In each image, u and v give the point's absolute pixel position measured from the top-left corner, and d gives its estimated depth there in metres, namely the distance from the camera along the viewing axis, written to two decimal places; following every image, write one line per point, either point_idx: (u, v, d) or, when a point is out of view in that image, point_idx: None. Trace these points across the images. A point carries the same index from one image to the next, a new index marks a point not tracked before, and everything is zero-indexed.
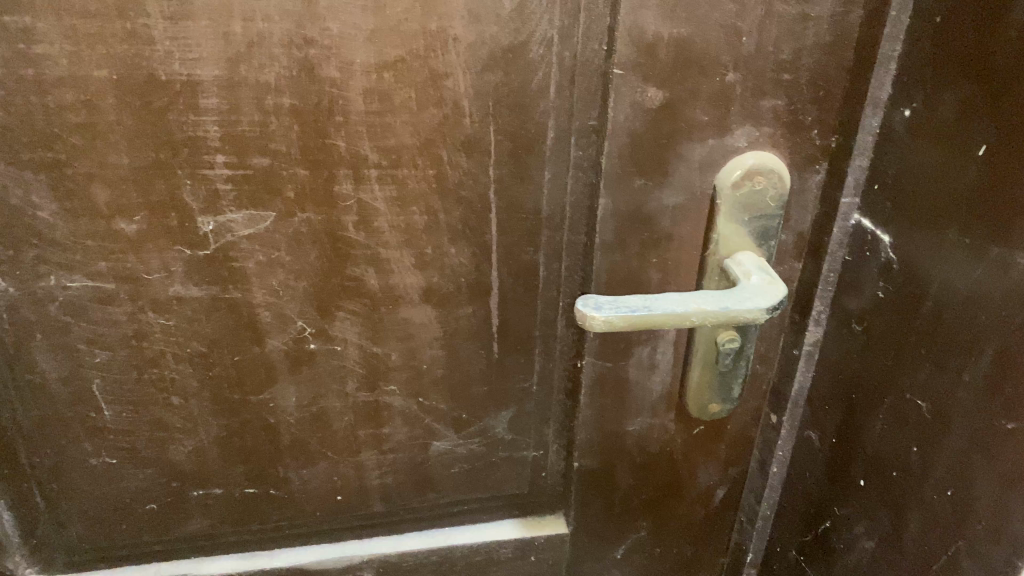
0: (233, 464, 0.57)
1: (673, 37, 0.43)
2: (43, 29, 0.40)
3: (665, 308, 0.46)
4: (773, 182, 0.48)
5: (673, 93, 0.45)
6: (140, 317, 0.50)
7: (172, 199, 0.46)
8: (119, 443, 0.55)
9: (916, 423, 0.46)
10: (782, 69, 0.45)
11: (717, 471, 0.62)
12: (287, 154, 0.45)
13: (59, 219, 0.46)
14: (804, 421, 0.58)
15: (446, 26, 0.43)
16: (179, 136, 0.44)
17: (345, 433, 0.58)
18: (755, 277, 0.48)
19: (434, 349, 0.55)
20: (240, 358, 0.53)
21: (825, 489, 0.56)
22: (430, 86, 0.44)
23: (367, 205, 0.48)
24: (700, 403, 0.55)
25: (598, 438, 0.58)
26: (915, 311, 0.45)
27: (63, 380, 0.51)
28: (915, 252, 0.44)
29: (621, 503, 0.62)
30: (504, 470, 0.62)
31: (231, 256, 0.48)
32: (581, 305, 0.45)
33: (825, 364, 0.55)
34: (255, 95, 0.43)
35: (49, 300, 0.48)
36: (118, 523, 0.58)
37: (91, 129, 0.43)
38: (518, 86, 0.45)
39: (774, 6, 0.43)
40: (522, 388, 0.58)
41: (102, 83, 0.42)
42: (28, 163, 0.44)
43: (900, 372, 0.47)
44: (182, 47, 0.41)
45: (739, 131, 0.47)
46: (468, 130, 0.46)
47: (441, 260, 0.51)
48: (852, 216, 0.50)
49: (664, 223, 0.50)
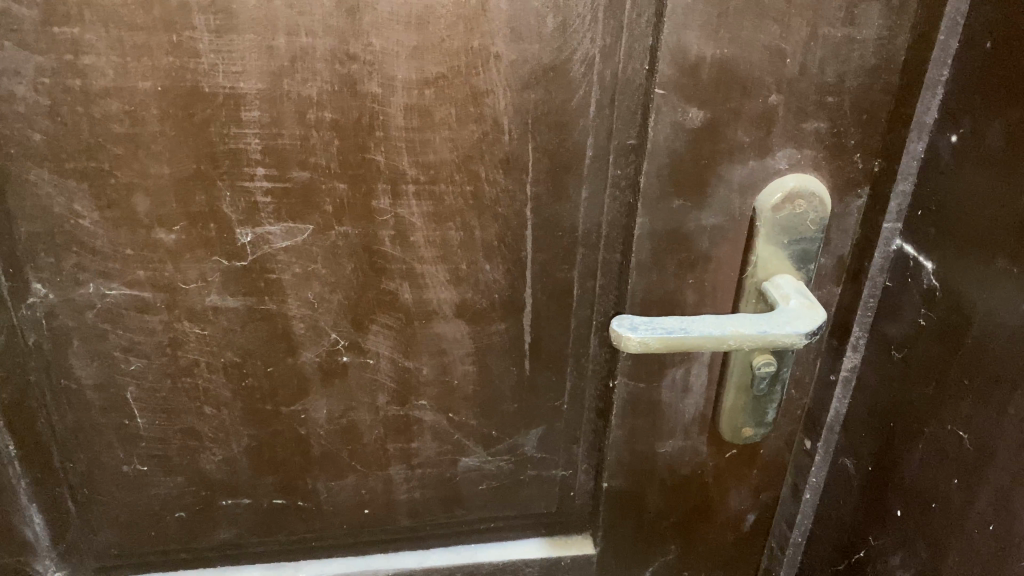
0: (262, 475, 0.57)
1: (717, 57, 0.43)
2: (91, 40, 0.40)
3: (702, 330, 0.45)
4: (813, 206, 0.47)
5: (715, 113, 0.45)
6: (175, 326, 0.50)
7: (212, 209, 0.46)
8: (151, 451, 0.55)
9: (957, 455, 0.45)
10: (826, 92, 0.44)
11: (748, 496, 0.61)
12: (327, 168, 0.45)
13: (100, 227, 0.46)
14: (840, 448, 0.57)
15: (488, 43, 0.43)
16: (220, 148, 0.44)
17: (375, 447, 0.57)
18: (794, 300, 0.47)
19: (466, 365, 0.54)
20: (273, 369, 0.53)
21: (860, 518, 0.55)
22: (470, 103, 0.44)
23: (404, 220, 0.48)
24: (734, 426, 0.55)
25: (628, 459, 0.58)
26: (959, 341, 0.44)
27: (99, 386, 0.52)
28: (960, 282, 0.44)
29: (650, 526, 0.61)
30: (532, 489, 0.62)
31: (268, 267, 0.49)
32: (616, 326, 0.45)
33: (863, 390, 0.54)
34: (296, 109, 0.43)
35: (88, 307, 0.49)
36: (148, 529, 0.59)
37: (135, 140, 0.43)
38: (559, 104, 0.45)
39: (819, 28, 0.42)
40: (553, 407, 0.57)
41: (146, 94, 0.42)
42: (71, 171, 0.44)
43: (941, 402, 0.46)
44: (227, 60, 0.42)
45: (781, 153, 0.46)
46: (507, 147, 0.46)
47: (475, 276, 0.51)
48: (894, 241, 0.49)
49: (702, 243, 0.49)
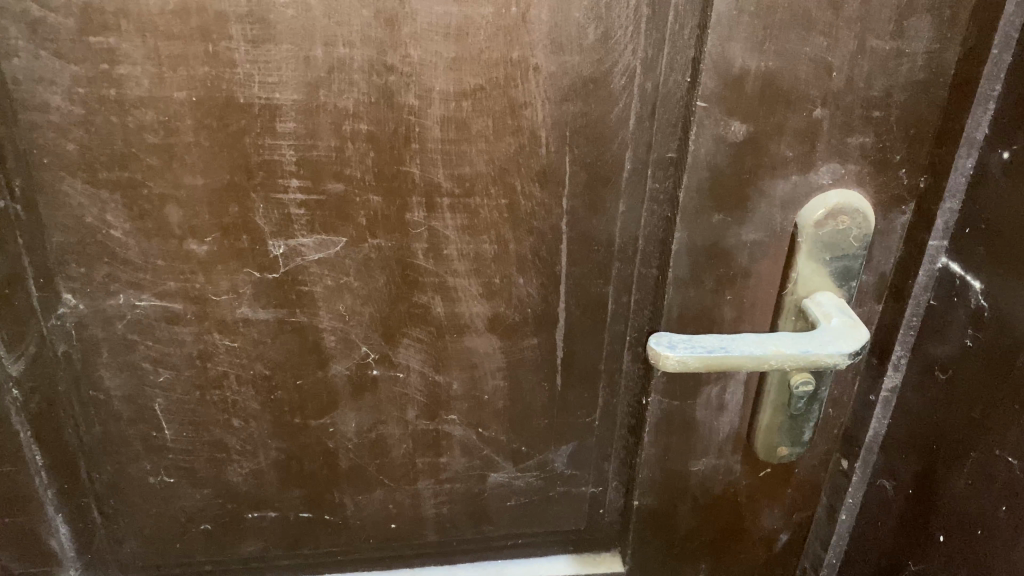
0: (289, 488, 0.57)
1: (762, 70, 0.42)
2: (127, 50, 0.40)
3: (743, 350, 0.44)
4: (857, 222, 0.46)
5: (758, 127, 0.43)
6: (205, 338, 0.49)
7: (245, 221, 0.45)
8: (178, 463, 0.54)
9: (1006, 480, 0.44)
10: (872, 106, 0.43)
11: (782, 516, 0.60)
12: (362, 180, 0.45)
13: (132, 238, 0.45)
14: (878, 469, 0.56)
15: (528, 55, 0.42)
16: (255, 159, 0.43)
17: (403, 461, 0.57)
18: (835, 318, 0.46)
19: (497, 380, 0.53)
20: (303, 382, 0.52)
21: (899, 542, 0.54)
22: (508, 116, 0.44)
23: (438, 233, 0.47)
24: (769, 444, 0.53)
25: (661, 477, 0.57)
26: (1009, 364, 0.43)
27: (128, 398, 0.51)
28: (1010, 302, 0.42)
29: (681, 544, 0.60)
30: (561, 506, 0.61)
31: (300, 280, 0.48)
32: (654, 344, 0.44)
33: (903, 411, 0.52)
34: (331, 121, 0.43)
35: (118, 317, 0.48)
36: (173, 541, 0.58)
37: (169, 150, 0.43)
38: (598, 116, 0.44)
39: (867, 40, 0.41)
40: (585, 424, 0.56)
41: (181, 104, 0.42)
42: (104, 182, 0.43)
43: (989, 427, 0.45)
44: (263, 71, 0.41)
45: (824, 168, 0.45)
46: (545, 159, 0.45)
47: (509, 290, 0.50)
48: (939, 260, 0.48)
49: (741, 259, 0.48)
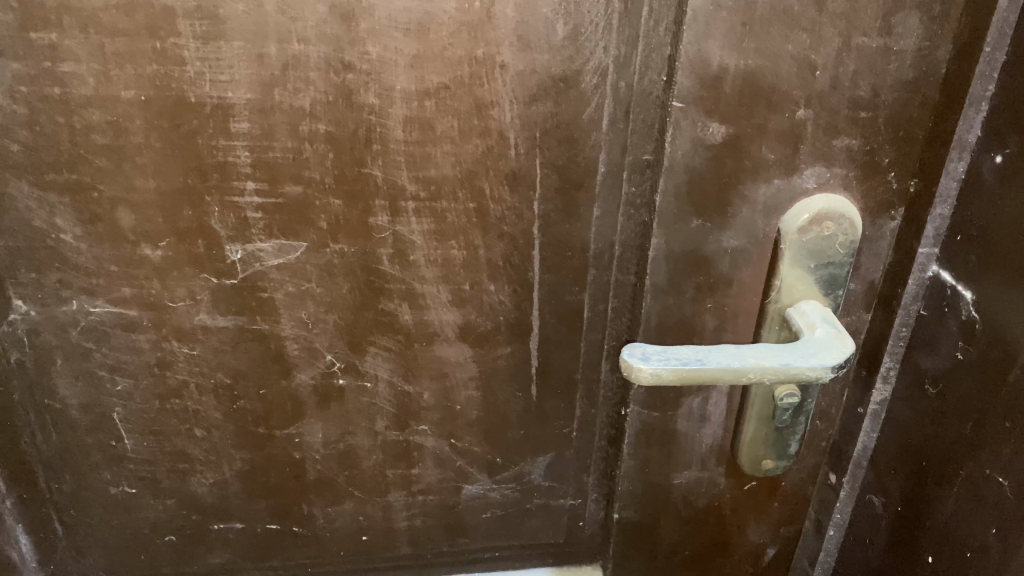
0: (256, 500, 0.55)
1: (741, 69, 0.39)
2: (70, 46, 0.38)
3: (720, 362, 0.42)
4: (843, 228, 0.44)
5: (738, 129, 0.41)
6: (163, 346, 0.48)
7: (200, 225, 0.43)
8: (139, 473, 0.52)
9: (997, 502, 0.42)
10: (859, 107, 0.41)
11: (768, 531, 0.58)
12: (322, 183, 0.43)
13: (83, 243, 0.43)
14: (866, 484, 0.53)
15: (494, 52, 0.40)
16: (209, 161, 0.42)
17: (374, 473, 0.55)
18: (820, 329, 0.43)
19: (469, 390, 0.51)
20: (267, 391, 0.50)
21: (887, 562, 0.51)
22: (474, 116, 0.42)
23: (403, 238, 0.45)
24: (754, 458, 0.51)
25: (642, 489, 0.55)
26: (1001, 380, 0.40)
27: (85, 407, 0.49)
28: (1003, 315, 0.40)
29: (664, 558, 0.58)
30: (539, 519, 0.59)
31: (259, 286, 0.46)
32: (627, 356, 0.42)
33: (892, 424, 0.50)
34: (288, 120, 0.41)
35: (72, 324, 0.46)
36: (138, 552, 0.56)
37: (118, 151, 0.41)
38: (570, 117, 0.42)
39: (852, 37, 0.39)
40: (562, 434, 0.55)
41: (129, 104, 0.40)
42: (51, 184, 0.42)
43: (979, 444, 0.43)
44: (214, 68, 0.39)
45: (808, 172, 0.43)
46: (514, 162, 0.43)
47: (479, 297, 0.48)
48: (930, 267, 0.46)
49: (722, 267, 0.46)
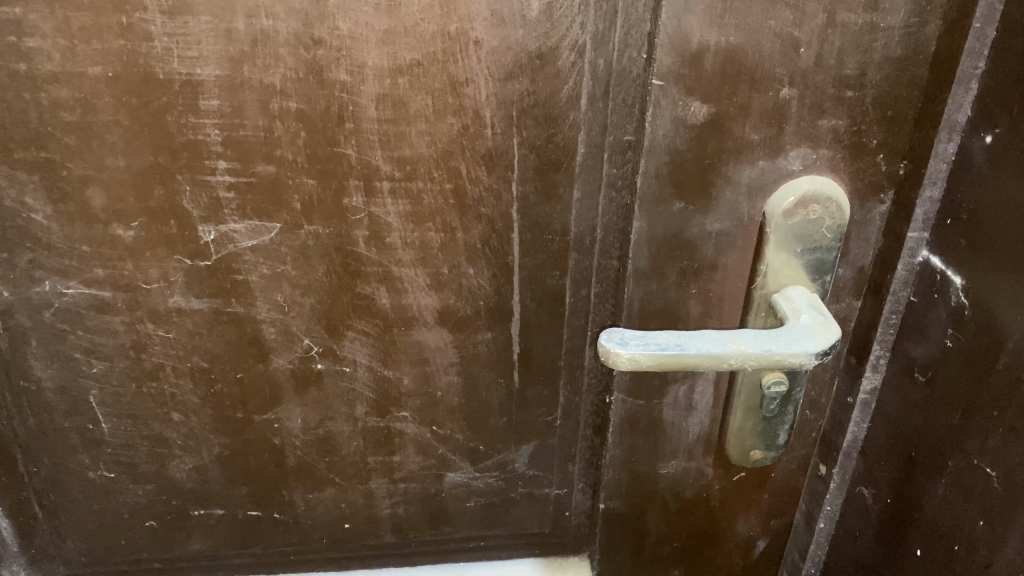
0: (236, 486, 0.54)
1: (722, 45, 0.38)
2: (35, 21, 0.37)
3: (701, 348, 0.41)
4: (830, 211, 0.42)
5: (720, 108, 0.40)
6: (138, 328, 0.47)
7: (172, 205, 0.43)
8: (117, 457, 0.52)
9: (984, 494, 0.40)
10: (845, 85, 0.40)
11: (758, 522, 0.57)
12: (295, 162, 0.42)
13: (54, 222, 0.43)
14: (857, 476, 0.52)
15: (467, 27, 0.39)
16: (179, 139, 0.41)
17: (355, 459, 0.54)
18: (806, 315, 0.42)
19: (450, 375, 0.51)
20: (244, 375, 0.49)
21: (876, 555, 0.50)
22: (448, 94, 0.41)
23: (379, 219, 0.44)
24: (741, 448, 0.50)
25: (627, 479, 0.54)
26: (990, 367, 0.39)
27: (61, 389, 0.49)
28: (991, 301, 0.39)
29: (652, 549, 0.57)
30: (524, 508, 0.59)
31: (234, 268, 0.45)
32: (605, 340, 0.41)
33: (882, 415, 0.49)
34: (259, 98, 0.40)
35: (45, 306, 0.46)
36: (118, 537, 0.56)
37: (87, 129, 0.40)
38: (547, 96, 0.41)
39: (836, 13, 0.38)
40: (545, 422, 0.54)
41: (97, 80, 0.39)
42: (20, 162, 0.41)
43: (968, 435, 0.41)
44: (182, 44, 0.38)
45: (794, 153, 0.42)
46: (490, 142, 0.42)
47: (458, 281, 0.47)
48: (920, 253, 0.44)
49: (706, 251, 0.45)
